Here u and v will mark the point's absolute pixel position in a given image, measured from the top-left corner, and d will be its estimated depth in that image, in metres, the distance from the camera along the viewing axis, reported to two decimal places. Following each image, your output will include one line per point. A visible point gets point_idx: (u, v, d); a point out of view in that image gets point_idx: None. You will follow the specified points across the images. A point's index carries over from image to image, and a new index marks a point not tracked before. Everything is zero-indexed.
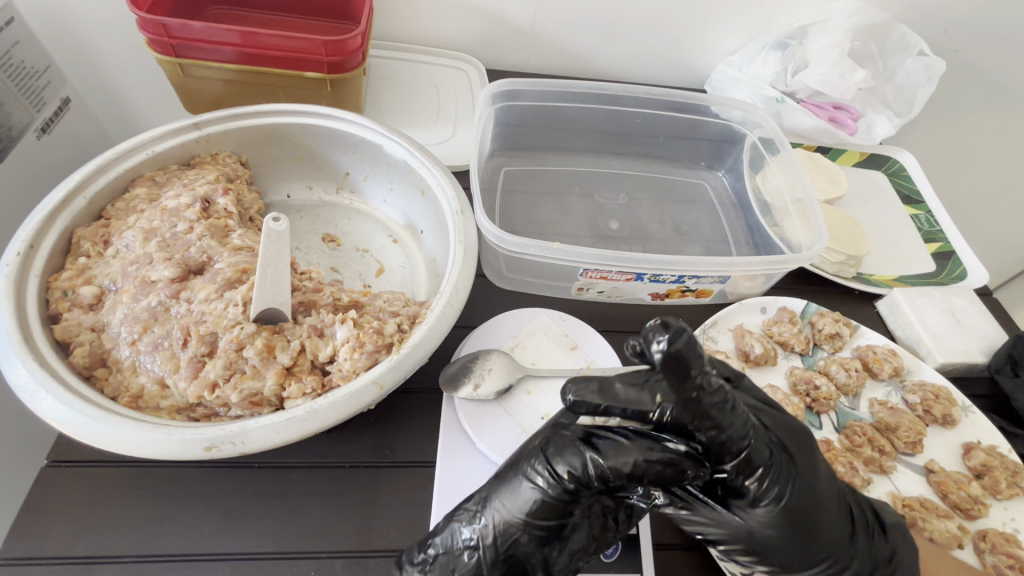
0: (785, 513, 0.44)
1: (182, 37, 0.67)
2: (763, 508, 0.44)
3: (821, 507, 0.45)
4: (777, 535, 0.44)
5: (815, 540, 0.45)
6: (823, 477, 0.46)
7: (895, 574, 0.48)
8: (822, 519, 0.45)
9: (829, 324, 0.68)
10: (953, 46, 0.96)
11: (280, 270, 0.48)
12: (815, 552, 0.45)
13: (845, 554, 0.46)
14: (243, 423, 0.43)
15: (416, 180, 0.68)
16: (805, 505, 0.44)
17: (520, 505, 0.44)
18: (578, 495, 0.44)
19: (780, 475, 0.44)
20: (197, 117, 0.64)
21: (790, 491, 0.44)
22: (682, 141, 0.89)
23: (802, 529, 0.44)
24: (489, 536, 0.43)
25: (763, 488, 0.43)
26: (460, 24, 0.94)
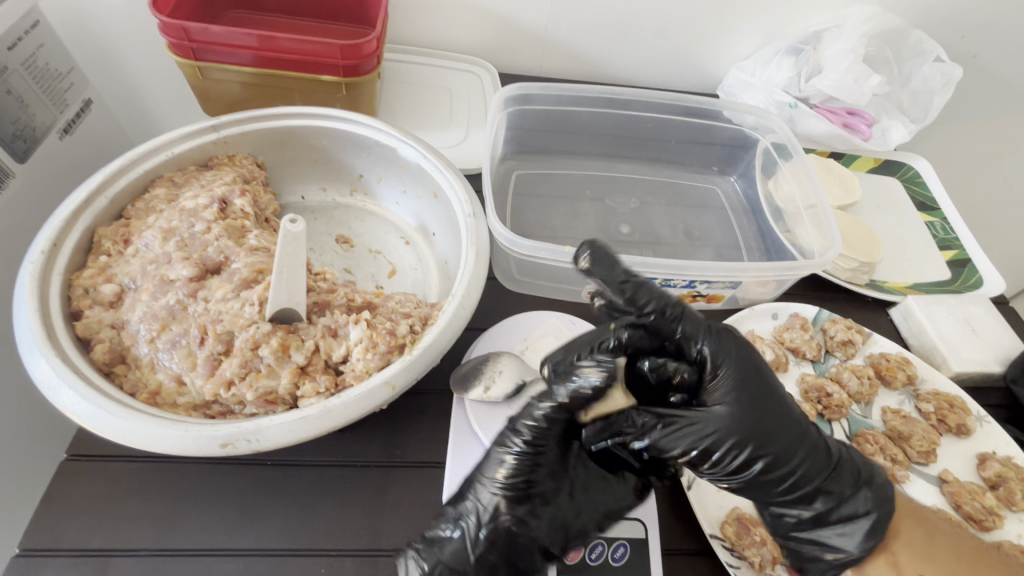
0: (743, 387, 0.46)
1: (202, 41, 0.68)
2: (722, 381, 0.46)
3: (772, 383, 0.48)
4: (749, 415, 0.45)
5: (785, 416, 0.46)
6: (764, 364, 0.50)
7: (871, 485, 0.48)
8: (784, 404, 0.47)
9: (842, 331, 0.68)
10: (970, 52, 0.96)
11: (295, 271, 0.49)
12: (792, 432, 0.46)
13: (816, 442, 0.47)
14: (258, 422, 0.43)
15: (428, 182, 0.69)
16: (760, 378, 0.47)
17: (496, 470, 0.46)
18: (541, 444, 0.46)
19: (723, 344, 0.48)
20: (215, 119, 0.65)
21: (737, 364, 0.47)
22: (694, 146, 0.89)
23: (767, 402, 0.46)
24: (474, 510, 0.45)
25: (712, 356, 0.47)
26: (474, 29, 0.94)
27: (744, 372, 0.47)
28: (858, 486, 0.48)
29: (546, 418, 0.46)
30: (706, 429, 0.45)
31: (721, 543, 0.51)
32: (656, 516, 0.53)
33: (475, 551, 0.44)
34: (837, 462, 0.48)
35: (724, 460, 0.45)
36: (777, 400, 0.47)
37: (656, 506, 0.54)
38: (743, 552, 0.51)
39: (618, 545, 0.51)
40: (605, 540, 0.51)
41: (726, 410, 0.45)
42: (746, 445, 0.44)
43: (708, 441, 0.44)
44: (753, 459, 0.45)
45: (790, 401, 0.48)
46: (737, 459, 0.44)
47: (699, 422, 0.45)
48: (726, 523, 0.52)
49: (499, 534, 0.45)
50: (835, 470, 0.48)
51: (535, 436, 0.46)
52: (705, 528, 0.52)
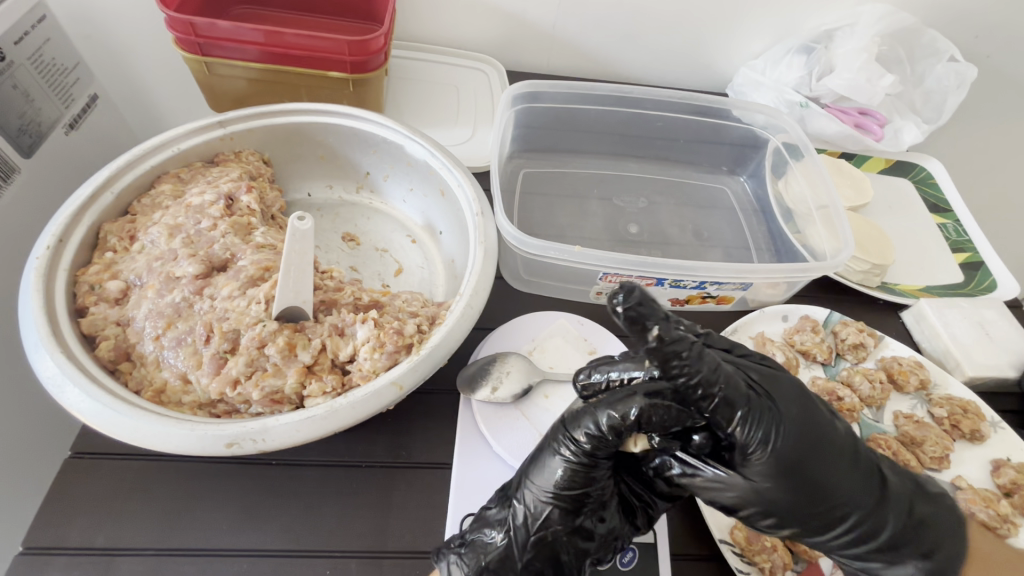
0: (780, 466, 0.42)
1: (209, 36, 0.68)
2: (758, 459, 0.42)
3: (828, 455, 0.43)
4: (785, 501, 0.42)
5: (830, 499, 0.43)
6: (821, 425, 0.45)
7: (939, 544, 0.46)
8: (836, 479, 0.43)
9: (853, 334, 0.67)
10: (985, 52, 0.94)
11: (302, 270, 0.48)
12: (831, 510, 0.43)
13: (869, 514, 0.44)
14: (263, 421, 0.43)
15: (435, 180, 0.68)
16: (801, 454, 0.43)
17: (547, 482, 0.44)
18: (598, 458, 0.44)
19: (765, 419, 0.42)
20: (222, 115, 0.65)
21: (772, 446, 0.42)
22: (704, 145, 0.88)
23: (807, 483, 0.42)
24: (524, 516, 0.44)
25: (750, 437, 0.42)
26: (482, 25, 0.94)
27: (786, 447, 0.42)
28: (917, 554, 0.45)
29: (592, 439, 0.44)
30: (732, 491, 0.43)
31: (731, 548, 0.51)
32: (664, 520, 0.53)
33: (521, 559, 0.44)
34: (897, 530, 0.45)
35: (753, 518, 0.44)
36: (818, 478, 0.43)
37: (665, 510, 0.53)
38: (752, 557, 0.50)
39: (626, 550, 0.50)
40: None
41: (754, 482, 0.42)
42: (779, 517, 0.43)
43: (734, 502, 0.43)
44: (781, 527, 0.44)
45: (848, 470, 0.44)
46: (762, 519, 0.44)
47: (721, 484, 0.43)
48: (735, 528, 0.52)
49: (546, 544, 0.44)
50: (895, 536, 0.45)
51: (588, 449, 0.44)
52: (714, 532, 0.51)
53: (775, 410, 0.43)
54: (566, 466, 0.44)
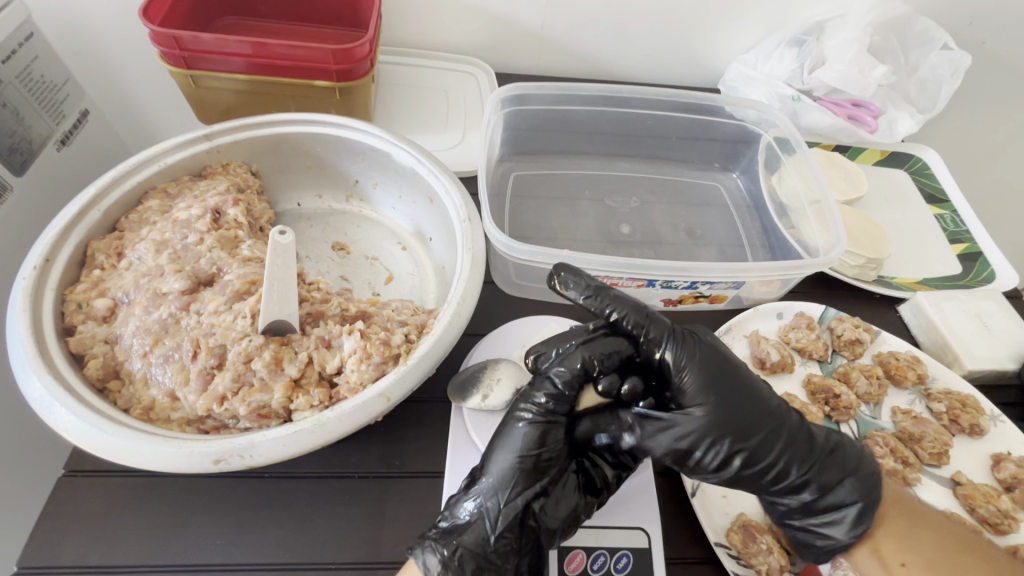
0: (707, 387, 0.47)
1: (193, 49, 0.68)
2: (689, 382, 0.48)
3: (740, 378, 0.49)
4: (720, 425, 0.46)
5: (755, 417, 0.48)
6: (727, 352, 0.51)
7: (864, 467, 0.49)
8: (758, 402, 0.48)
9: (849, 330, 0.66)
10: (979, 39, 0.93)
11: (286, 283, 0.49)
12: (755, 429, 0.47)
13: (792, 437, 0.48)
14: (251, 437, 0.43)
15: (423, 187, 0.68)
16: (722, 371, 0.48)
17: (509, 453, 0.47)
18: (556, 415, 0.48)
19: (688, 342, 0.49)
20: (208, 128, 0.65)
21: (696, 371, 0.48)
22: (695, 142, 0.87)
23: (733, 403, 0.47)
24: (497, 489, 0.46)
25: (677, 359, 0.49)
26: (469, 28, 0.94)
27: (709, 363, 0.48)
28: (846, 474, 0.49)
29: (551, 398, 0.48)
30: (685, 429, 0.47)
31: (727, 551, 0.50)
32: (660, 527, 0.52)
33: (499, 533, 0.45)
34: (820, 455, 0.49)
35: (707, 458, 0.47)
36: (739, 400, 0.48)
37: (660, 514, 0.53)
38: (749, 560, 0.50)
39: (621, 555, 0.50)
40: (607, 549, 0.50)
41: (697, 413, 0.47)
42: (721, 444, 0.46)
43: (689, 441, 0.46)
44: (731, 456, 0.47)
45: (762, 399, 0.49)
46: (715, 454, 0.47)
47: (675, 424, 0.47)
48: (731, 531, 0.51)
49: (521, 513, 0.45)
50: (815, 457, 0.49)
51: (548, 408, 0.48)
52: (710, 536, 0.51)
53: (695, 336, 0.50)
54: (526, 432, 0.47)
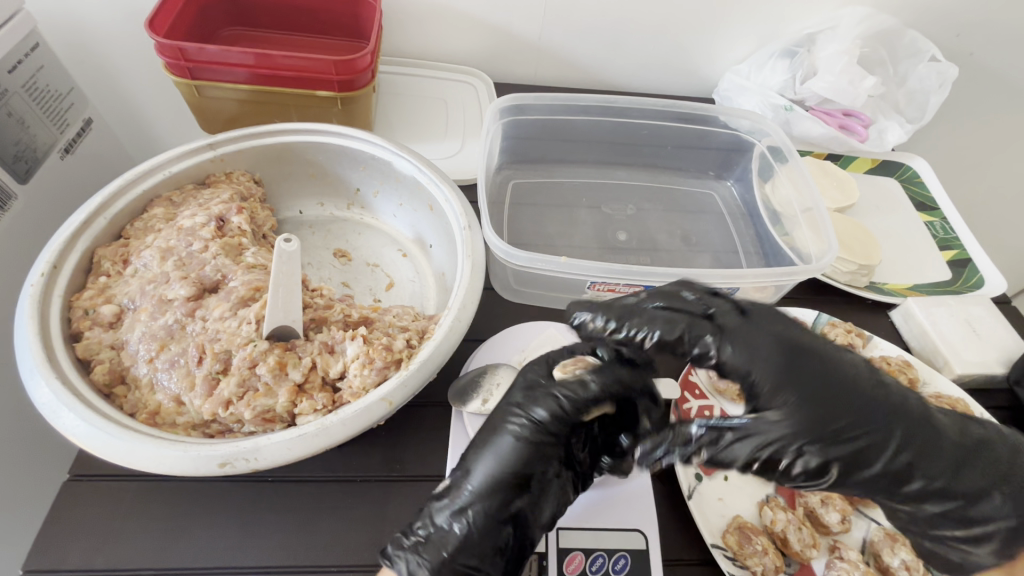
0: (785, 384, 0.44)
1: (198, 60, 0.69)
2: (767, 383, 0.45)
3: (825, 367, 0.45)
4: (857, 426, 0.44)
5: (850, 413, 0.44)
6: (809, 339, 0.47)
7: (979, 459, 0.46)
8: (853, 396, 0.44)
9: (841, 335, 0.68)
10: (966, 51, 0.96)
11: (291, 289, 0.48)
12: (851, 426, 0.44)
13: (896, 432, 0.45)
14: (256, 441, 0.43)
15: (424, 195, 0.69)
16: (800, 365, 0.45)
17: (489, 464, 0.47)
18: (551, 433, 0.47)
19: (747, 339, 0.46)
20: (212, 138, 0.66)
21: (772, 367, 0.45)
22: (690, 151, 0.89)
23: (820, 399, 0.44)
24: (476, 499, 0.46)
25: (737, 359, 0.46)
26: (469, 38, 0.96)
27: (774, 357, 0.45)
28: (958, 466, 0.45)
29: (552, 414, 0.48)
30: (775, 435, 0.43)
31: (723, 553, 0.51)
32: (658, 529, 0.53)
33: (477, 542, 0.45)
34: (932, 445, 0.45)
35: (797, 465, 0.43)
36: (827, 396, 0.44)
37: (657, 516, 0.54)
38: (745, 561, 0.50)
39: (619, 557, 0.50)
40: (605, 551, 0.51)
41: (787, 416, 0.43)
42: (842, 446, 0.44)
43: (779, 448, 0.43)
44: (830, 460, 0.44)
45: (853, 391, 0.45)
46: (809, 460, 0.43)
47: (763, 429, 0.43)
48: (727, 532, 0.52)
49: (500, 522, 0.45)
50: (935, 449, 0.45)
51: (544, 424, 0.47)
52: (707, 538, 0.52)
53: (754, 327, 0.47)
54: (510, 444, 0.47)
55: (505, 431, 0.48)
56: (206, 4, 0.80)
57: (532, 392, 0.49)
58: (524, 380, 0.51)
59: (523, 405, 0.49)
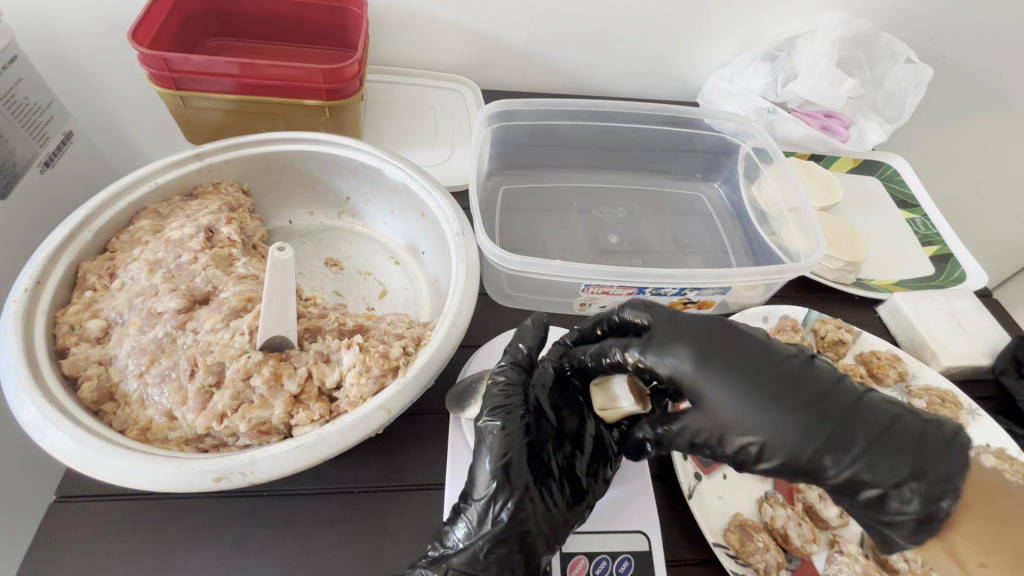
0: (699, 377, 0.46)
1: (183, 71, 0.69)
2: (684, 379, 0.47)
3: (743, 361, 0.46)
4: (761, 414, 0.44)
5: (768, 404, 0.44)
6: (732, 336, 0.48)
7: (931, 453, 0.41)
8: (774, 387, 0.44)
9: (832, 330, 0.69)
10: (939, 52, 0.99)
11: (286, 298, 0.49)
12: (770, 418, 0.43)
13: (827, 423, 0.43)
14: (252, 453, 0.43)
15: (415, 202, 0.69)
16: (713, 359, 0.46)
17: (482, 472, 0.47)
18: (512, 421, 0.49)
19: (661, 341, 0.49)
20: (199, 148, 0.66)
21: (680, 364, 0.47)
22: (677, 154, 0.90)
23: (735, 391, 0.45)
24: (476, 510, 0.46)
25: (651, 363, 0.48)
26: (456, 46, 0.96)
27: (689, 355, 0.47)
28: (905, 461, 0.41)
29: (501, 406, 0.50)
30: (694, 426, 0.46)
31: (725, 551, 0.51)
32: (660, 531, 0.53)
33: (488, 552, 0.45)
34: (869, 438, 0.42)
35: (730, 451, 0.45)
36: (744, 388, 0.45)
37: (658, 517, 0.54)
38: (748, 559, 0.51)
39: (622, 559, 0.50)
40: (608, 554, 0.50)
41: (705, 409, 0.46)
42: (750, 433, 0.44)
43: (704, 436, 0.46)
44: (757, 451, 0.44)
45: (776, 382, 0.44)
46: (740, 447, 0.45)
47: (687, 425, 0.47)
48: (728, 531, 0.52)
49: (508, 532, 0.45)
50: (862, 435, 0.42)
51: (500, 413, 0.49)
52: (709, 536, 0.52)
53: (670, 330, 0.49)
54: (494, 449, 0.47)
55: (486, 437, 0.48)
56: (189, 15, 0.80)
57: (505, 395, 0.50)
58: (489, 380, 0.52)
59: (502, 407, 0.49)
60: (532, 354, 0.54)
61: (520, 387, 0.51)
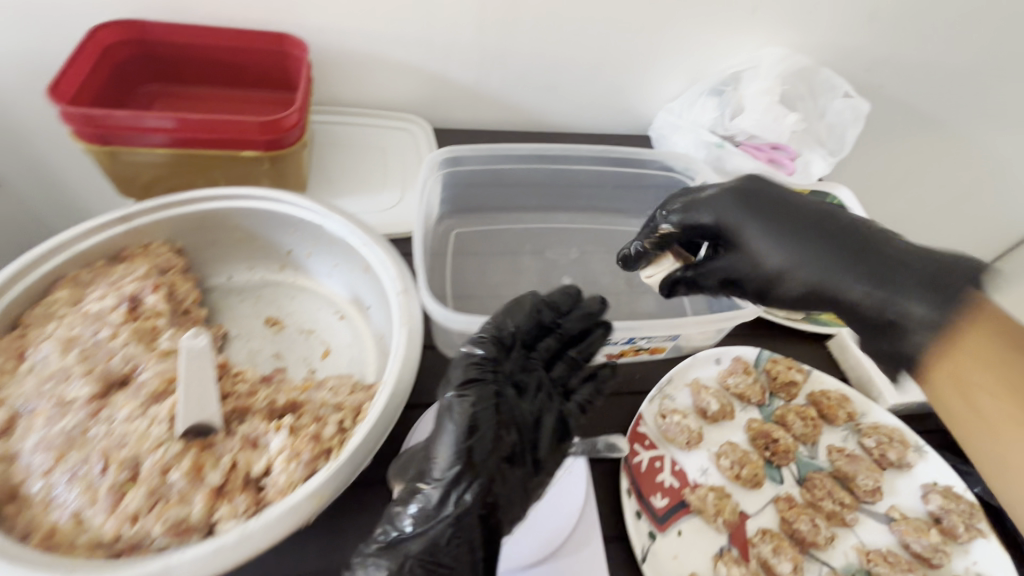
0: (761, 227, 0.56)
1: (108, 126, 0.65)
2: (755, 238, 0.56)
3: (789, 214, 0.56)
4: (795, 248, 0.54)
5: (821, 234, 0.53)
6: (796, 204, 0.57)
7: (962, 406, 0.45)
8: (790, 219, 0.55)
9: (782, 372, 0.69)
10: (877, 83, 1.03)
11: (206, 384, 0.48)
12: (813, 239, 0.53)
13: (824, 250, 0.52)
14: (165, 560, 0.39)
15: (358, 258, 0.67)
16: (782, 211, 0.56)
17: (443, 446, 0.44)
18: (484, 391, 0.46)
19: (751, 210, 0.57)
20: (125, 210, 0.63)
21: (723, 217, 0.58)
22: (628, 192, 0.90)
23: (788, 239, 0.54)
24: (436, 488, 0.44)
25: (732, 219, 0.58)
26: (406, 86, 0.94)
27: (754, 229, 0.56)
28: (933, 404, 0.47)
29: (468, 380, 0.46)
30: (780, 258, 0.55)
31: None
32: None
33: (443, 537, 0.43)
34: (882, 272, 0.50)
35: (792, 284, 0.55)
36: (791, 225, 0.55)
37: None
38: None
39: None
40: None
41: (765, 250, 0.56)
42: (796, 267, 0.54)
43: (773, 272, 0.56)
44: (780, 274, 0.55)
45: (794, 224, 0.55)
46: (795, 284, 0.54)
47: (772, 253, 0.55)
48: None
49: (468, 511, 0.43)
50: (865, 271, 0.50)
51: (467, 386, 0.46)
52: None
53: (751, 195, 0.58)
54: (456, 424, 0.44)
55: (454, 409, 0.45)
56: (121, 61, 0.76)
57: (479, 368, 0.47)
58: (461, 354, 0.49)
59: (475, 378, 0.46)
60: (517, 330, 0.51)
61: (495, 362, 0.49)
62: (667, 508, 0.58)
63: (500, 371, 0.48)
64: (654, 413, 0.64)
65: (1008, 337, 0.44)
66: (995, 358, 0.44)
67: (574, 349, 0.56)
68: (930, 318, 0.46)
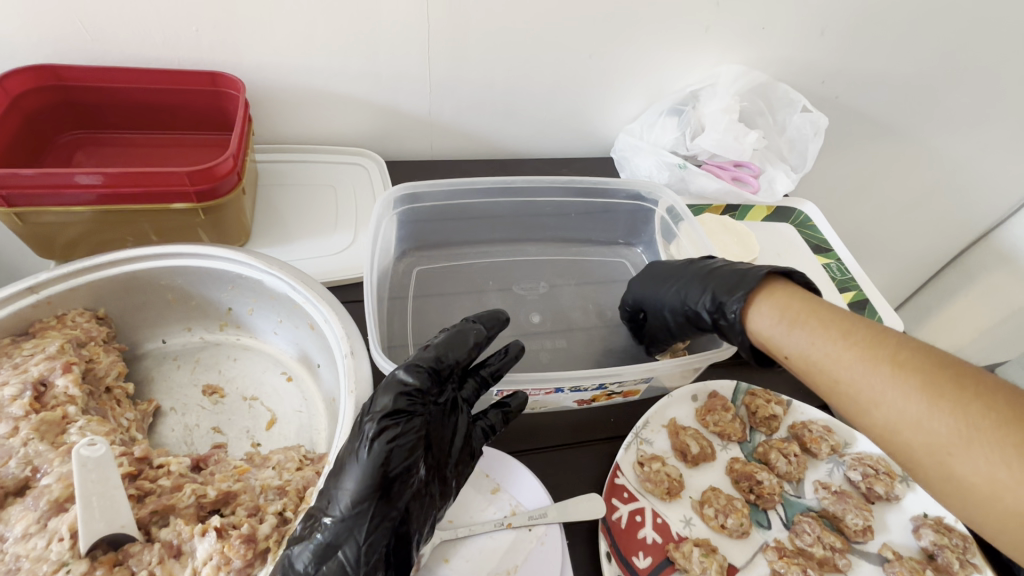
0: (673, 289, 0.66)
1: (14, 186, 0.59)
2: (677, 296, 0.64)
3: (696, 271, 0.65)
4: (709, 289, 0.61)
5: (723, 278, 0.61)
6: (706, 264, 0.66)
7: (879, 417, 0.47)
8: (703, 274, 0.64)
9: (761, 405, 0.66)
10: (833, 94, 1.03)
11: (113, 496, 0.39)
12: (715, 284, 0.61)
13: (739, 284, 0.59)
14: None
15: (302, 314, 0.62)
16: (691, 272, 0.65)
17: (352, 481, 0.42)
18: (410, 423, 0.44)
19: (669, 280, 0.67)
20: (33, 278, 0.55)
21: (641, 289, 0.71)
22: (594, 221, 0.87)
23: (698, 286, 0.63)
24: (342, 529, 0.41)
25: (657, 290, 0.68)
26: (355, 120, 0.90)
27: (673, 291, 0.65)
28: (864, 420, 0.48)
29: (394, 413, 0.44)
30: (709, 300, 0.61)
31: None
32: None
33: None
34: (785, 300, 0.55)
35: (725, 317, 0.59)
36: (702, 277, 0.63)
37: None
38: None
39: None
40: None
41: (687, 300, 0.63)
42: (719, 303, 0.59)
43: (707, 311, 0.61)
44: (715, 311, 0.60)
45: (705, 276, 0.63)
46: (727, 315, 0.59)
47: (701, 299, 0.62)
48: None
49: (367, 554, 0.41)
50: (714, 286, 0.61)
51: (394, 421, 0.44)
52: None
53: (665, 270, 0.70)
54: (372, 459, 0.42)
55: (374, 443, 0.42)
56: (33, 112, 0.69)
57: (410, 400, 0.45)
58: (392, 378, 0.46)
59: (403, 412, 0.44)
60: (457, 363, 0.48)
61: (428, 392, 0.46)
62: (651, 570, 0.53)
63: (429, 401, 0.46)
64: (632, 462, 0.60)
65: (886, 339, 0.48)
66: (878, 356, 0.47)
67: (489, 367, 0.53)
68: (757, 315, 0.56)
